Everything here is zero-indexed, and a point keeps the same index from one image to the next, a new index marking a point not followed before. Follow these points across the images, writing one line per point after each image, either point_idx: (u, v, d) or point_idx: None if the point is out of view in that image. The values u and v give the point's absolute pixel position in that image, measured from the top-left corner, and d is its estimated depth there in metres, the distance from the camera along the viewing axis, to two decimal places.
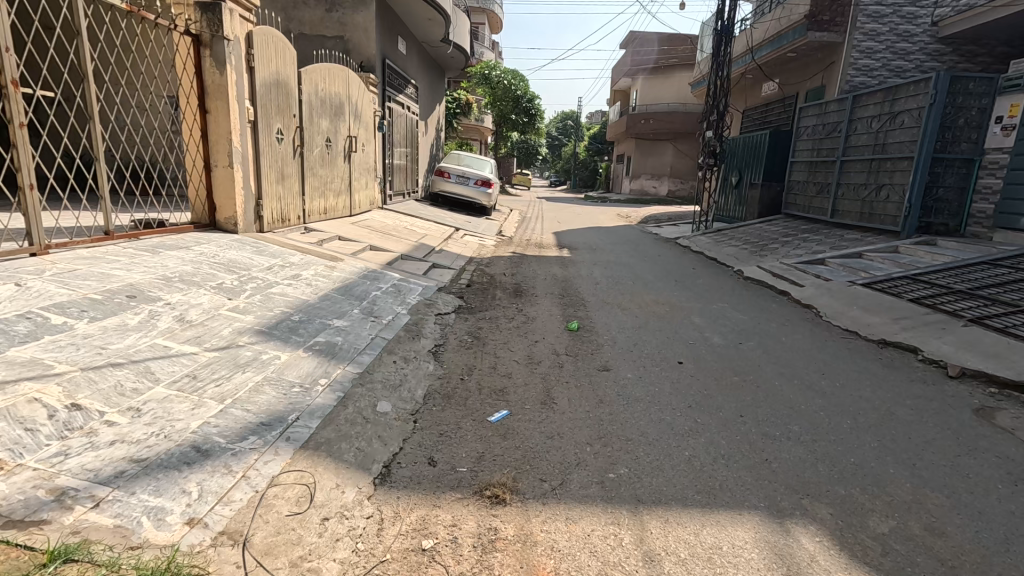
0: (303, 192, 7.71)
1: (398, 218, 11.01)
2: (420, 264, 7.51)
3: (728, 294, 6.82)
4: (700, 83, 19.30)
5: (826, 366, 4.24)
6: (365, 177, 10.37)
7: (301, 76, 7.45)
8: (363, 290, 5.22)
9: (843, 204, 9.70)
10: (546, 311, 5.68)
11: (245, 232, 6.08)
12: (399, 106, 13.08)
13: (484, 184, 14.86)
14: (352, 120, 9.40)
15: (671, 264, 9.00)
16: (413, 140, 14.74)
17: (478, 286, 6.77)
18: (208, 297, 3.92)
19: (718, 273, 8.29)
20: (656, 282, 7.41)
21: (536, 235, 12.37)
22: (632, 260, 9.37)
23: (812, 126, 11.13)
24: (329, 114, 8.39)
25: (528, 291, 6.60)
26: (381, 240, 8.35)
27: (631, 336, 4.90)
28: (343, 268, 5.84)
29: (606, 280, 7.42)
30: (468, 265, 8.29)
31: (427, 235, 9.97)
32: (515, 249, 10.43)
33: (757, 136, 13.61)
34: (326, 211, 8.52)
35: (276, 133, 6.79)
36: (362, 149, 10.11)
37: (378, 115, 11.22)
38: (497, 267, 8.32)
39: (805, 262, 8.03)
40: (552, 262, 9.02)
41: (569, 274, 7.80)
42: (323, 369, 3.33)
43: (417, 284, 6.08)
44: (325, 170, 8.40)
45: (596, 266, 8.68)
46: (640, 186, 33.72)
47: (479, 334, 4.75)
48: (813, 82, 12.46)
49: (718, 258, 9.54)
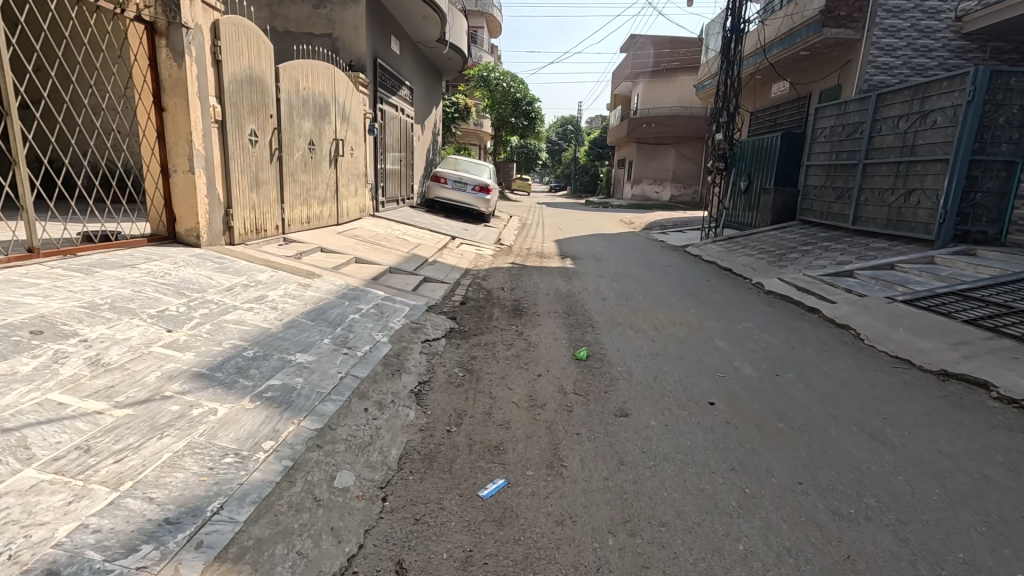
0: (282, 199, 7.04)
1: (390, 226, 10.34)
2: (410, 278, 6.84)
3: (751, 312, 6.13)
4: (704, 85, 18.73)
5: (885, 406, 3.55)
6: (355, 183, 9.71)
7: (279, 73, 6.80)
8: (339, 312, 4.54)
9: (867, 210, 9.04)
10: (550, 334, 4.99)
11: (210, 246, 5.39)
12: (392, 108, 12.45)
13: (482, 190, 14.21)
14: (340, 121, 8.76)
15: (683, 276, 8.31)
16: (407, 144, 14.11)
17: (473, 303, 6.09)
18: (141, 329, 3.23)
19: (736, 287, 7.60)
20: (670, 298, 6.72)
21: (536, 244, 11.71)
22: (641, 271, 8.69)
23: (829, 127, 10.49)
24: (313, 115, 7.74)
25: (528, 309, 5.90)
26: (368, 251, 7.68)
27: (649, 367, 4.21)
28: (320, 285, 5.17)
29: (614, 295, 6.75)
30: (463, 278, 7.62)
31: (421, 245, 9.30)
32: (515, 259, 9.76)
33: (768, 139, 12.97)
34: (309, 220, 7.85)
35: (248, 135, 6.13)
36: (351, 153, 9.46)
37: (369, 117, 10.58)
38: (494, 280, 7.64)
39: (831, 273, 7.34)
40: (555, 274, 8.35)
41: (574, 289, 7.12)
42: (270, 427, 2.62)
43: (404, 303, 5.40)
44: (308, 175, 7.74)
45: (602, 278, 7.99)
46: (642, 190, 33.09)
47: (471, 366, 4.06)
48: (828, 81, 11.83)
49: (734, 269, 8.85)
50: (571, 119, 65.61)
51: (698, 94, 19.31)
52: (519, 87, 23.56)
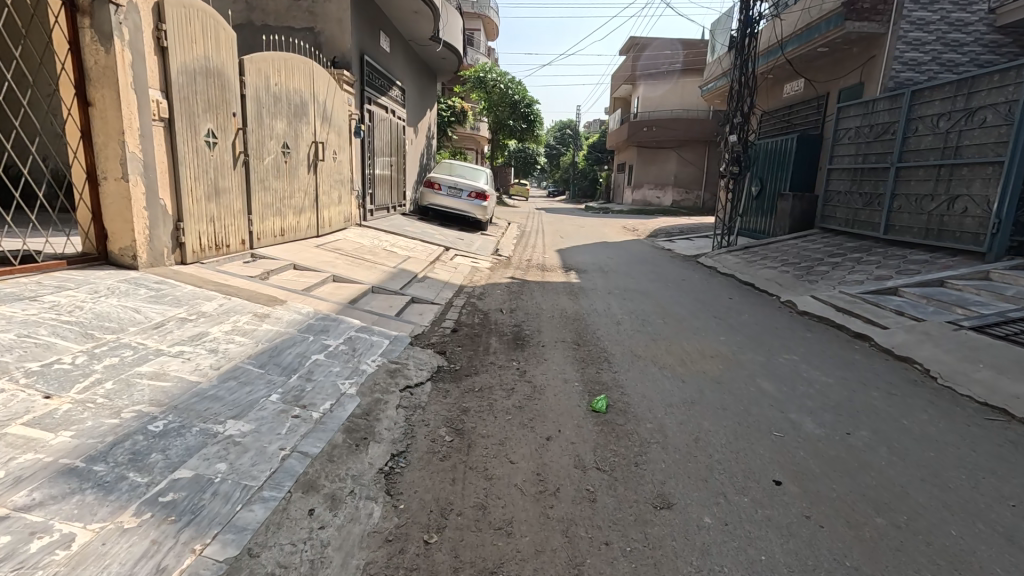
0: (250, 210, 6.19)
1: (377, 237, 9.50)
2: (395, 300, 5.99)
3: (789, 339, 5.29)
4: (711, 86, 17.94)
5: (1005, 486, 2.70)
6: (338, 190, 8.85)
7: (245, 66, 5.94)
8: (298, 353, 3.67)
9: (901, 219, 8.24)
10: (558, 375, 4.13)
11: (152, 267, 4.53)
12: (382, 109, 11.59)
13: (479, 197, 13.39)
14: (320, 122, 7.90)
15: (702, 293, 7.47)
16: (399, 148, 13.28)
17: (466, 332, 5.23)
18: (6, 396, 2.36)
19: (763, 306, 6.76)
20: (693, 321, 5.87)
21: (537, 255, 10.87)
22: (654, 287, 7.85)
23: (855, 128, 9.68)
24: (286, 115, 6.89)
25: (530, 339, 5.04)
26: (349, 268, 6.82)
27: (686, 423, 3.35)
28: (282, 314, 4.32)
29: (628, 319, 5.90)
30: (457, 297, 6.76)
31: (411, 259, 8.45)
32: (515, 272, 8.92)
33: (784, 142, 12.18)
34: (283, 232, 6.99)
35: (205, 135, 5.28)
36: (334, 158, 8.63)
37: (355, 119, 9.73)
38: (492, 299, 6.79)
39: (872, 291, 6.50)
40: (559, 291, 7.50)
41: (582, 311, 6.27)
42: (153, 563, 1.75)
43: (384, 335, 4.54)
44: (282, 182, 6.90)
45: (612, 296, 7.14)
46: (643, 195, 32.47)
47: (461, 428, 3.19)
48: (848, 80, 11.04)
49: (756, 284, 8.01)
50: (570, 124, 64.98)
51: (705, 94, 18.50)
52: (518, 87, 22.78)
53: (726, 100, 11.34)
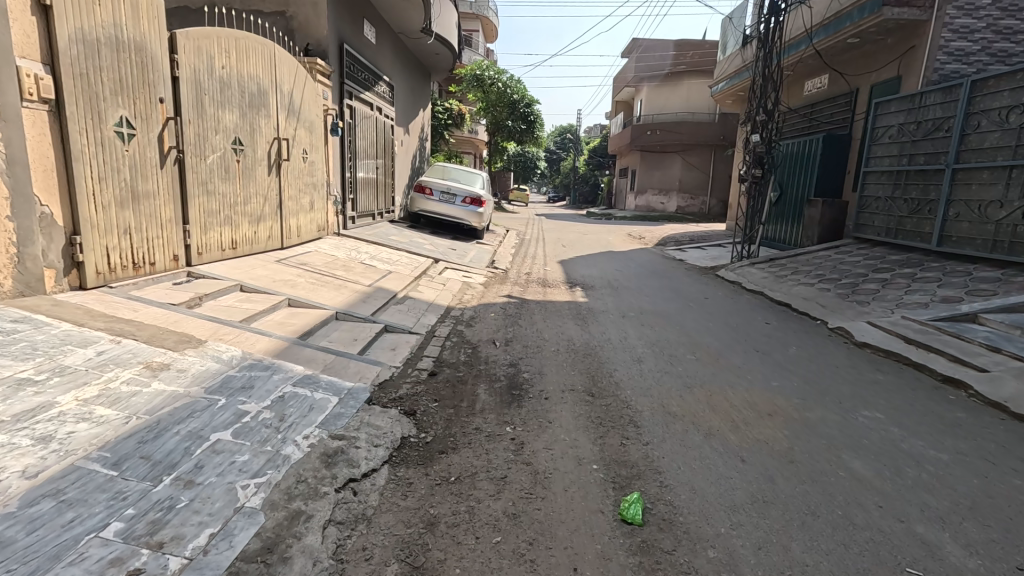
0: (186, 219, 5.05)
1: (356, 248, 8.39)
2: (363, 331, 4.84)
3: (860, 385, 4.14)
4: (721, 86, 16.86)
5: None
6: (309, 196, 7.71)
7: (178, 41, 4.83)
8: (190, 431, 2.51)
9: (959, 228, 7.14)
10: (569, 454, 2.96)
11: (20, 297, 3.47)
12: (365, 106, 10.48)
13: (475, 202, 12.31)
14: (284, 115, 6.77)
15: (732, 316, 6.34)
16: (387, 149, 12.19)
17: (448, 377, 4.07)
18: None
19: (809, 334, 5.61)
20: (733, 359, 4.73)
21: (538, 268, 9.74)
22: (675, 309, 6.71)
23: (898, 125, 8.57)
24: (238, 105, 5.76)
25: (529, 388, 3.88)
26: (312, 288, 5.67)
27: (765, 550, 2.20)
28: (191, 362, 3.16)
29: (652, 356, 4.74)
30: (442, 323, 5.61)
31: (392, 274, 7.33)
32: (512, 289, 7.79)
33: (808, 142, 11.06)
34: (234, 245, 5.86)
35: (116, 125, 4.15)
36: (304, 158, 7.49)
37: (332, 115, 8.60)
38: (484, 325, 5.66)
39: (946, 318, 5.37)
40: (564, 313, 6.36)
41: (594, 343, 5.11)
42: None
43: (332, 390, 3.37)
44: (232, 186, 5.75)
45: (628, 321, 6.00)
46: (647, 202, 31.47)
47: (422, 567, 2.02)
48: (882, 74, 9.99)
49: (793, 304, 6.87)
50: (570, 129, 64.07)
51: (715, 94, 17.45)
52: (518, 83, 21.76)
53: (748, 95, 10.15)
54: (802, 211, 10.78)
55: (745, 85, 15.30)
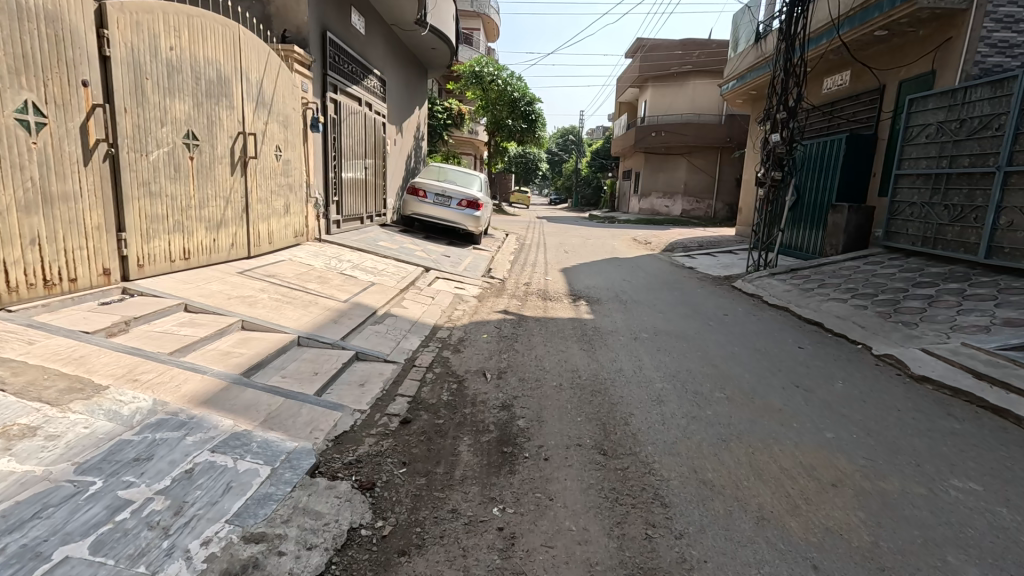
0: (121, 226, 4.27)
1: (338, 256, 7.61)
2: (327, 362, 4.04)
3: (937, 440, 3.31)
4: (732, 84, 16.06)
5: None
6: (283, 199, 6.93)
7: (109, 13, 4.04)
8: (22, 546, 1.72)
9: (1013, 239, 6.36)
10: (576, 558, 2.15)
11: None
12: (352, 101, 9.70)
13: (472, 205, 11.53)
14: (252, 107, 5.99)
15: (759, 340, 5.53)
16: (379, 148, 11.44)
17: (423, 429, 3.27)
18: None
19: (854, 364, 4.80)
20: (772, 399, 3.92)
21: (539, 278, 8.95)
22: (693, 329, 5.92)
23: (936, 123, 7.77)
24: (192, 93, 4.98)
25: (525, 445, 3.08)
26: (274, 306, 4.88)
27: None
28: (71, 423, 2.38)
29: (674, 394, 3.94)
30: (425, 348, 4.81)
31: (375, 286, 6.53)
32: (510, 303, 7.00)
33: (827, 144, 10.26)
34: (187, 254, 5.08)
35: (19, 112, 3.38)
36: (277, 156, 6.71)
37: (313, 109, 7.82)
38: (474, 350, 4.86)
39: (1018, 347, 4.55)
40: (568, 334, 5.56)
41: (603, 375, 4.31)
42: None
43: (264, 456, 2.55)
44: (184, 187, 4.96)
45: (642, 346, 5.20)
46: (651, 204, 30.87)
47: None
48: (913, 69, 9.18)
49: (827, 325, 6.05)
50: (572, 131, 63.37)
51: (725, 93, 16.63)
52: (519, 81, 21.02)
53: (767, 91, 9.35)
54: (825, 216, 9.98)
55: (758, 82, 14.48)
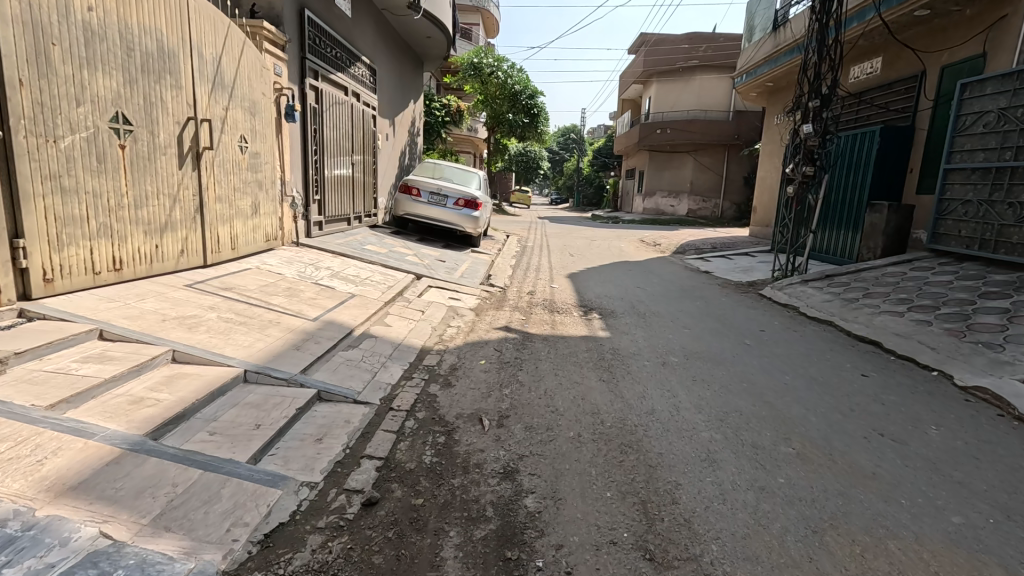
0: (17, 231, 3.35)
1: (316, 262, 6.69)
2: (276, 409, 3.10)
3: None
4: (746, 76, 15.15)
5: None
6: (250, 197, 6.01)
7: None
8: None
9: None
10: None
11: None
12: (337, 89, 8.78)
13: (470, 205, 10.63)
14: (206, 88, 5.07)
15: (812, 366, 4.60)
16: (369, 143, 10.53)
17: (394, 516, 2.34)
18: None
19: (940, 401, 3.86)
20: (859, 457, 2.98)
21: (543, 286, 8.03)
22: (728, 351, 4.99)
23: (996, 110, 6.84)
24: (122, 67, 4.05)
25: (537, 547, 2.15)
26: (221, 328, 3.95)
27: None
28: None
29: (728, 452, 3.01)
30: (407, 382, 3.88)
31: (354, 299, 5.61)
32: (512, 317, 6.08)
33: (861, 138, 9.29)
34: (119, 264, 4.16)
35: None
36: (242, 148, 5.78)
37: (287, 95, 6.91)
38: (469, 383, 3.93)
39: None
40: (582, 358, 4.63)
41: (632, 420, 3.38)
42: None
43: None
44: (112, 182, 4.04)
45: (674, 375, 4.27)
46: (655, 204, 29.98)
47: None
48: (959, 53, 8.25)
49: (887, 346, 5.12)
50: (573, 130, 62.48)
51: (738, 87, 15.71)
52: (519, 75, 20.08)
53: (797, 77, 8.39)
54: (863, 211, 8.97)
55: (776, 73, 13.53)
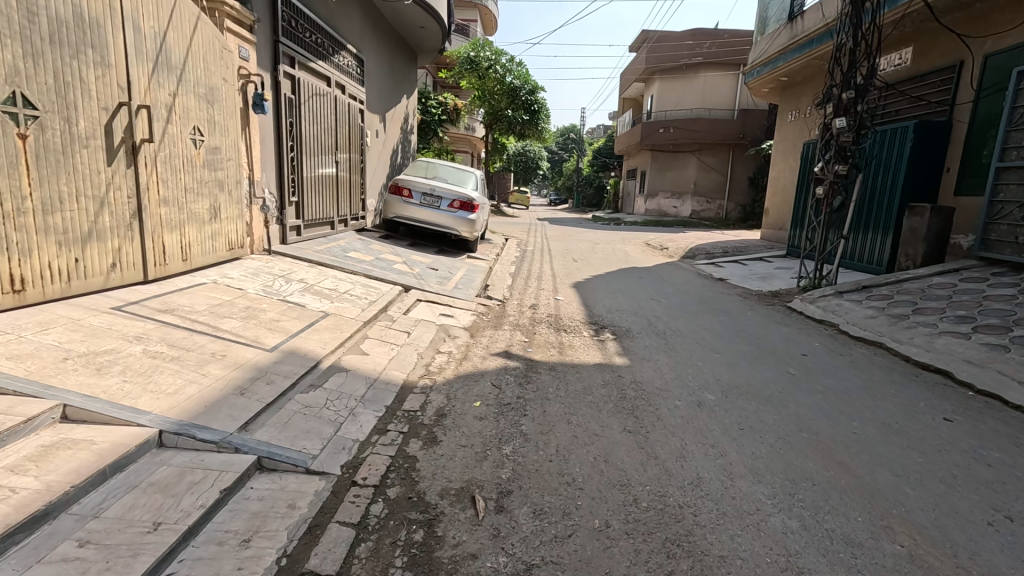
0: None
1: (288, 273, 5.84)
2: (191, 493, 2.24)
3: None
4: (759, 70, 14.32)
5: None
6: (207, 200, 5.15)
7: None
8: None
9: None
10: None
11: None
12: (318, 79, 7.92)
13: (466, 206, 9.78)
14: (147, 69, 4.22)
15: (879, 407, 3.76)
16: (356, 140, 9.69)
17: None
18: None
19: None
20: (999, 562, 2.15)
21: (547, 298, 7.20)
22: (773, 385, 4.15)
23: None
24: (19, 36, 3.20)
25: None
26: (143, 367, 3.10)
27: None
28: None
29: (814, 555, 2.17)
30: (379, 438, 3.02)
31: (327, 320, 4.76)
32: (513, 338, 5.24)
33: (898, 134, 8.43)
34: (19, 284, 3.29)
35: None
36: (196, 142, 4.93)
37: (256, 83, 6.05)
38: (459, 436, 3.10)
39: None
40: (599, 397, 3.79)
41: (675, 500, 2.54)
42: None
43: None
44: (7, 180, 3.19)
45: (715, 422, 3.43)
46: (658, 205, 29.19)
47: None
48: (1006, 39, 7.45)
49: (961, 378, 4.29)
50: (572, 130, 61.71)
51: (750, 82, 14.90)
52: (518, 69, 19.24)
53: (829, 64, 7.52)
54: (901, 214, 8.23)
55: (793, 66, 12.71)
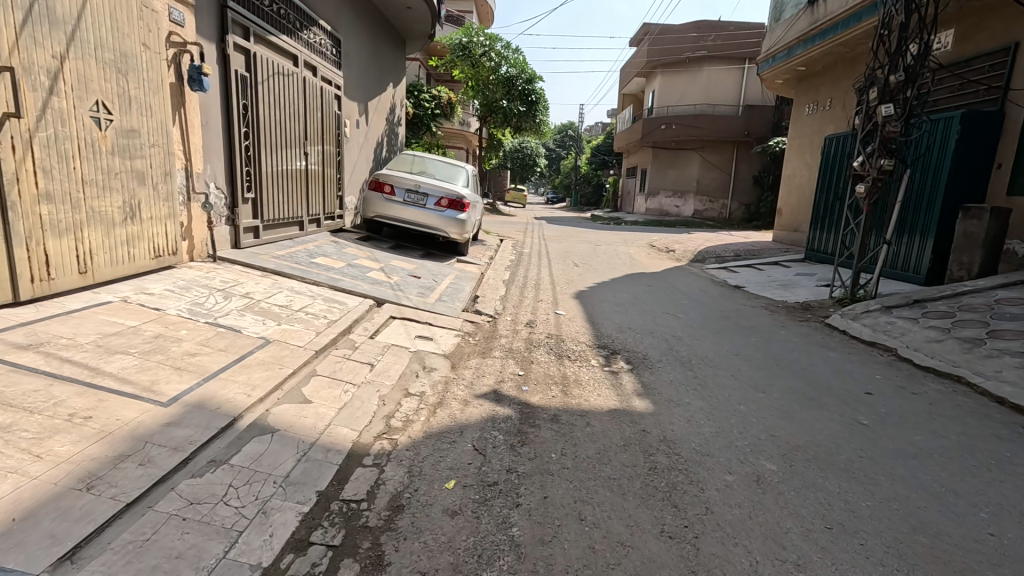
0: None
1: (229, 286, 4.77)
2: None
3: None
4: (772, 60, 13.30)
5: None
6: (119, 195, 4.08)
7: None
8: None
9: None
10: None
11: None
12: (280, 56, 6.83)
13: (454, 204, 8.72)
14: (13, 19, 3.17)
15: (1005, 485, 2.73)
16: (332, 130, 8.62)
17: None
18: None
19: None
20: None
21: (546, 313, 6.18)
22: (850, 447, 3.10)
23: None
24: None
25: None
26: None
27: None
28: None
29: None
30: (294, 562, 1.97)
31: (266, 351, 3.71)
32: (506, 369, 4.20)
33: (943, 127, 7.39)
34: None
35: None
36: (101, 121, 3.87)
37: (193, 54, 4.97)
38: (420, 552, 2.06)
39: None
40: (619, 472, 2.74)
41: None
42: None
43: None
44: None
45: (790, 518, 2.39)
46: (659, 204, 28.18)
47: None
48: None
49: None
50: (569, 128, 60.53)
51: (762, 73, 13.88)
52: (516, 58, 18.17)
53: (873, 41, 6.48)
54: (953, 219, 7.31)
55: (813, 55, 11.69)
